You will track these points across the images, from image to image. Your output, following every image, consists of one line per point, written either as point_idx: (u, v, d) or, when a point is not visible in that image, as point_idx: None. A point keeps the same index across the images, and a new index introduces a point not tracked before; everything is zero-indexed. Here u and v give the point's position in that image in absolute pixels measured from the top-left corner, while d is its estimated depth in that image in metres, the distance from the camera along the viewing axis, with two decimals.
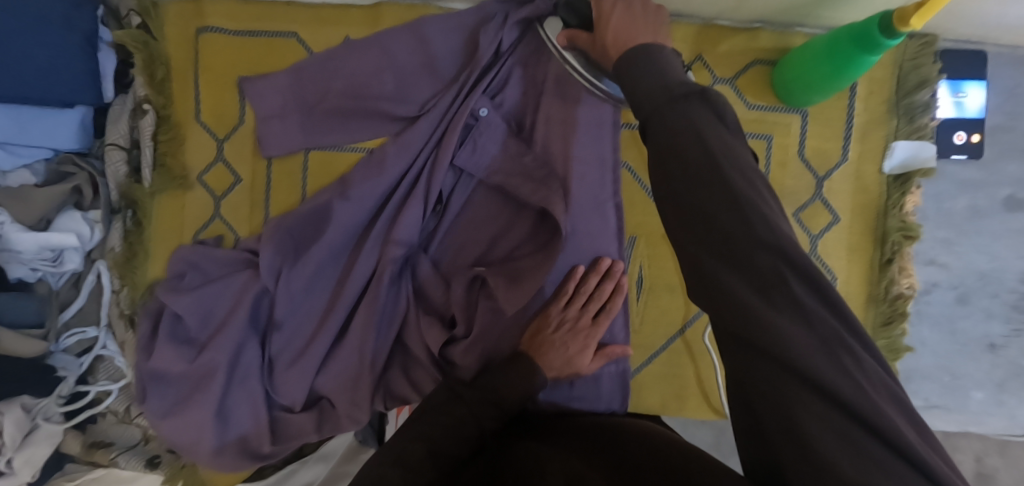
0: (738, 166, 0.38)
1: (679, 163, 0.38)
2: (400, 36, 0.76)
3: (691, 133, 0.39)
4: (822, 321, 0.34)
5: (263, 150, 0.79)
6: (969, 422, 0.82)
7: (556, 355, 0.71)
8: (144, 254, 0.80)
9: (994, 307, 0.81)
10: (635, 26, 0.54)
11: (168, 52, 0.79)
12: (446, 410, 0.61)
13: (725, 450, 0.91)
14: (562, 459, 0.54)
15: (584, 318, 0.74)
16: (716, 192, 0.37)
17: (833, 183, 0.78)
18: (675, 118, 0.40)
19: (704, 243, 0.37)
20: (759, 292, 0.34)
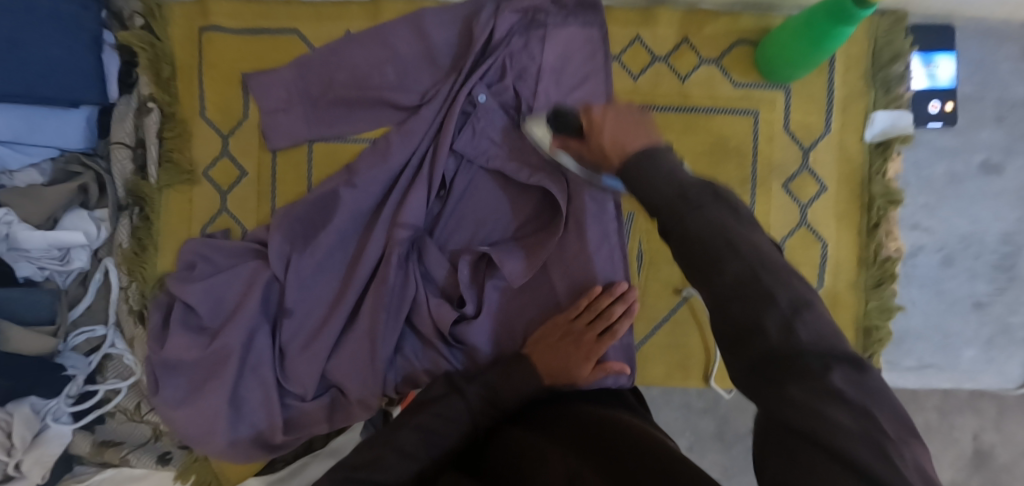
0: (776, 273, 0.39)
1: (710, 261, 0.41)
2: (400, 29, 0.80)
3: (721, 236, 0.41)
4: (861, 403, 0.33)
5: (269, 142, 0.82)
6: (963, 379, 0.85)
7: (553, 355, 0.68)
8: (151, 248, 0.81)
9: (977, 267, 0.85)
10: (628, 129, 0.54)
11: (172, 51, 0.81)
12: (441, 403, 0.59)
13: (729, 438, 0.92)
14: (562, 449, 0.51)
15: (590, 335, 0.71)
16: (751, 287, 0.39)
17: (819, 153, 0.82)
18: (692, 215, 0.43)
19: (740, 330, 0.38)
20: (795, 375, 0.35)
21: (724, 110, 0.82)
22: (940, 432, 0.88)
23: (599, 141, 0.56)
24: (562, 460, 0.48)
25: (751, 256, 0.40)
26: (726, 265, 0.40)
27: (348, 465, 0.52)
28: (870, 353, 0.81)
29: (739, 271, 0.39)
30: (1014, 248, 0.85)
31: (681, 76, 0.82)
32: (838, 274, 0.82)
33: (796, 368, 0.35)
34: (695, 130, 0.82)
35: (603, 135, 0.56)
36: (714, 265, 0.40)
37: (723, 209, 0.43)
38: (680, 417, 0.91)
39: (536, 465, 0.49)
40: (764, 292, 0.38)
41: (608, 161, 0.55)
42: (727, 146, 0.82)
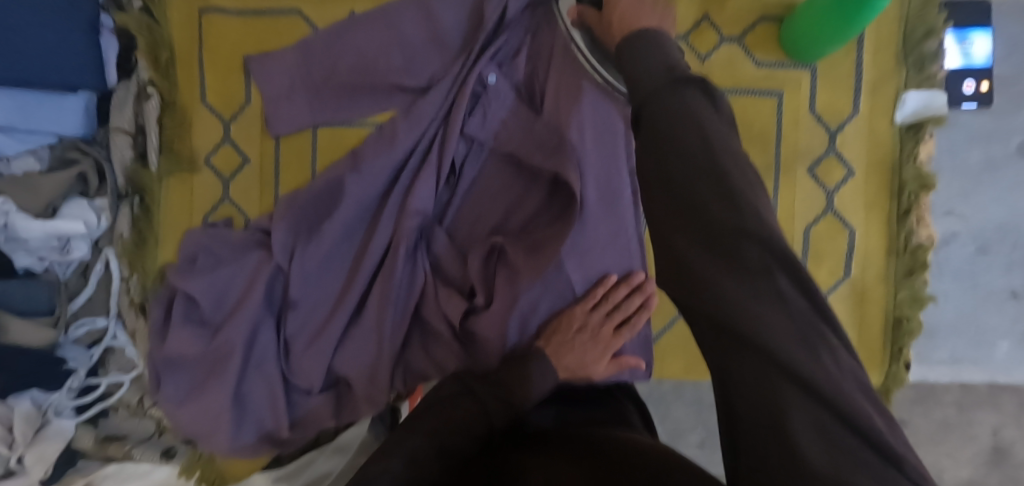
0: (732, 158, 0.35)
1: (674, 148, 0.36)
2: (407, 9, 0.76)
3: (682, 125, 0.36)
4: (803, 311, 0.32)
5: (271, 129, 0.79)
6: (997, 373, 0.82)
7: (576, 350, 0.69)
8: (152, 240, 0.78)
9: (1015, 256, 0.81)
10: (643, 5, 0.53)
11: (170, 34, 0.78)
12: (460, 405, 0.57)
13: None
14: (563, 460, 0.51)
15: (609, 325, 0.72)
16: (704, 178, 0.35)
17: (847, 136, 0.78)
18: (659, 109, 0.38)
19: (693, 226, 0.34)
20: (744, 278, 0.32)
21: (747, 91, 0.78)
22: (959, 427, 0.82)
23: (610, 16, 0.56)
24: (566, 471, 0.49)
25: (714, 146, 0.35)
26: (686, 155, 0.36)
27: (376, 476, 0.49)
28: (900, 347, 0.77)
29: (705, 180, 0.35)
30: None
31: (701, 55, 0.78)
32: (866, 264, 0.78)
33: (747, 273, 0.32)
34: None
35: (616, 10, 0.55)
36: (679, 168, 0.36)
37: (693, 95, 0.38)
38: (692, 412, 0.89)
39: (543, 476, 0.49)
40: (727, 192, 0.34)
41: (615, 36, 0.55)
42: (751, 130, 0.78)
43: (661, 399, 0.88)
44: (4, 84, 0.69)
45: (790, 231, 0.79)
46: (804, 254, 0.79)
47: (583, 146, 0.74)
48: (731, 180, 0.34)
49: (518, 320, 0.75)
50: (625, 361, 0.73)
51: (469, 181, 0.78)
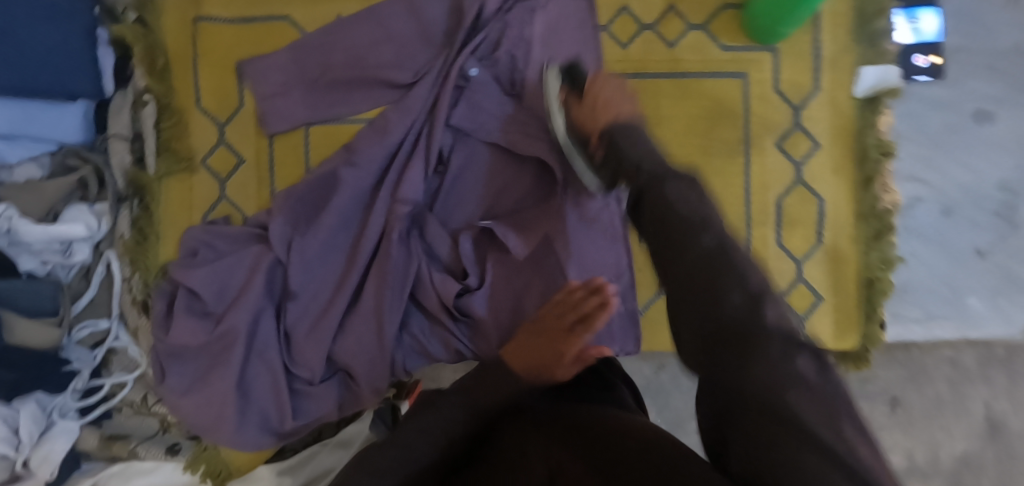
0: (742, 267, 0.47)
1: (675, 233, 0.51)
2: (392, 9, 0.81)
3: (684, 209, 0.52)
4: (819, 383, 0.38)
5: (266, 128, 0.82)
6: (970, 329, 0.85)
7: (524, 349, 0.61)
8: (154, 237, 0.82)
9: (977, 216, 0.85)
10: (616, 95, 0.72)
11: (166, 42, 0.82)
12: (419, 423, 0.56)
13: None
14: (543, 441, 0.48)
15: (560, 328, 0.62)
16: (727, 274, 0.46)
17: (811, 111, 0.83)
18: (659, 197, 0.54)
19: (716, 305, 0.45)
20: (752, 342, 0.41)
21: (715, 73, 0.83)
22: (953, 403, 0.86)
23: (593, 97, 0.73)
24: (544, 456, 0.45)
25: (710, 228, 0.50)
26: (698, 235, 0.49)
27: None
28: (874, 306, 0.81)
29: (708, 243, 0.49)
30: (1012, 195, 0.85)
31: (670, 41, 0.83)
32: (838, 230, 0.82)
33: (756, 342, 0.41)
34: (687, 95, 0.83)
35: (598, 91, 0.73)
36: (687, 242, 0.49)
37: (682, 187, 0.54)
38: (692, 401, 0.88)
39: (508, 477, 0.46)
40: (723, 258, 0.47)
41: (591, 116, 0.72)
42: (721, 108, 0.83)
43: (660, 389, 0.88)
44: (8, 93, 0.70)
45: (764, 202, 0.83)
46: (778, 223, 0.83)
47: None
48: (721, 253, 0.48)
49: (510, 301, 0.78)
50: (588, 359, 0.61)
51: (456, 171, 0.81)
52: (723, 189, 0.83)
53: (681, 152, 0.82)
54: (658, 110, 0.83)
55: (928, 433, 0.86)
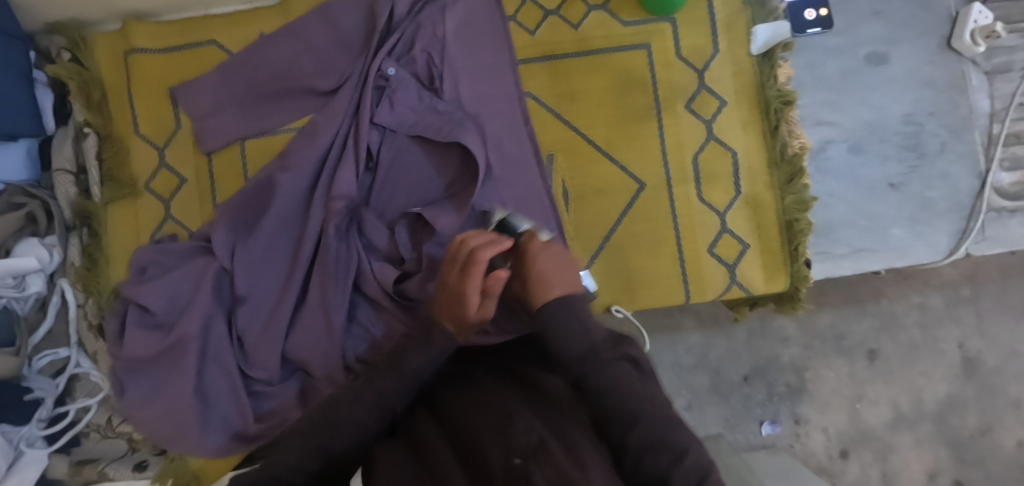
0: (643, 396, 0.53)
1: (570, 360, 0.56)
2: (310, 22, 0.86)
3: (626, 390, 0.53)
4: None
5: (203, 145, 0.86)
6: (896, 257, 0.89)
7: (444, 304, 0.61)
8: (104, 261, 0.84)
9: (885, 150, 0.90)
10: (554, 272, 0.64)
11: (101, 77, 0.87)
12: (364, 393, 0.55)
13: (725, 391, 1.08)
14: (521, 412, 0.49)
15: (454, 271, 0.62)
16: (629, 403, 0.52)
17: (713, 72, 0.88)
18: (602, 380, 0.53)
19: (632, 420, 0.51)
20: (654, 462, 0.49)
21: (619, 47, 0.88)
22: (926, 346, 1.10)
23: (528, 266, 0.65)
24: (525, 428, 0.46)
25: (644, 421, 0.51)
26: (632, 424, 0.51)
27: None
28: (796, 245, 0.86)
29: (639, 439, 0.50)
30: (915, 127, 0.90)
31: (574, 23, 0.88)
32: (753, 179, 0.87)
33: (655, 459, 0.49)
34: (596, 70, 0.88)
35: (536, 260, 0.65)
36: (630, 423, 0.51)
37: (624, 365, 0.56)
38: (676, 377, 1.07)
39: (467, 437, 0.47)
40: (668, 455, 0.49)
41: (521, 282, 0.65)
42: (629, 79, 0.88)
43: None
44: None
45: (681, 162, 0.87)
46: (697, 180, 0.87)
47: (481, 121, 0.85)
48: (659, 435, 0.50)
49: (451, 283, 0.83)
50: (494, 290, 0.59)
51: (385, 167, 0.85)
52: (641, 153, 0.87)
53: (596, 122, 0.87)
54: (572, 87, 0.88)
55: (907, 379, 1.10)
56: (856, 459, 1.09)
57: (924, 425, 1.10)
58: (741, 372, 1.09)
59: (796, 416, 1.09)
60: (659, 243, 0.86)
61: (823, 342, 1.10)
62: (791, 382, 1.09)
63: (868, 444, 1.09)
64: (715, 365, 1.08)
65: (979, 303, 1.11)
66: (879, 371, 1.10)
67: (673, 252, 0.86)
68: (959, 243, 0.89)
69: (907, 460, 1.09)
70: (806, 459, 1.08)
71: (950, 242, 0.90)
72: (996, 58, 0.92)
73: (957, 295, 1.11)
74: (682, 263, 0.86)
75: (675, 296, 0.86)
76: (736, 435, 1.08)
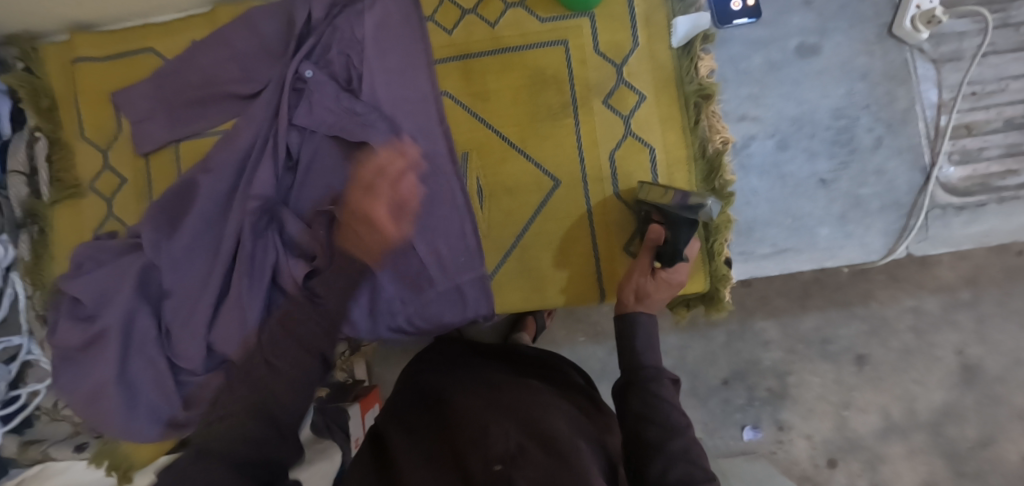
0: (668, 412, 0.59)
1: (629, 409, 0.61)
2: (234, 28, 0.89)
3: (661, 418, 0.58)
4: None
5: (139, 148, 0.91)
6: (825, 258, 0.86)
7: (365, 200, 0.76)
8: (48, 257, 0.91)
9: (815, 145, 0.86)
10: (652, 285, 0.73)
11: (51, 85, 0.93)
12: (291, 345, 0.57)
13: (702, 395, 1.07)
14: (497, 421, 0.54)
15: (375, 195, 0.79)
16: (648, 425, 0.58)
17: (631, 67, 0.86)
18: (647, 399, 0.61)
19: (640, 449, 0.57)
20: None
21: (535, 44, 0.87)
22: (920, 351, 1.04)
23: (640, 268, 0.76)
24: (502, 435, 0.51)
25: (684, 438, 0.57)
26: (647, 425, 0.58)
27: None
28: (712, 243, 0.83)
29: (656, 434, 0.57)
30: (847, 121, 0.86)
31: (491, 22, 0.89)
32: (672, 175, 0.85)
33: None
34: (512, 69, 0.88)
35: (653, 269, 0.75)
36: (655, 450, 0.56)
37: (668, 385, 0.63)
38: None
39: (455, 450, 0.52)
40: (693, 472, 0.54)
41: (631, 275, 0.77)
42: (543, 77, 0.87)
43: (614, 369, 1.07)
44: None
45: (597, 160, 0.86)
46: (613, 178, 0.86)
47: (392, 122, 0.85)
48: (687, 456, 0.56)
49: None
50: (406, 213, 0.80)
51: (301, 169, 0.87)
52: (555, 151, 0.87)
53: (510, 121, 0.87)
54: (485, 86, 0.88)
55: (901, 387, 1.04)
56: (843, 467, 1.05)
57: (917, 434, 1.04)
58: (720, 376, 1.06)
59: (778, 422, 1.06)
60: (572, 242, 0.86)
61: (807, 346, 1.05)
62: (773, 387, 1.06)
63: (857, 453, 1.05)
64: (691, 368, 1.07)
65: (980, 307, 1.04)
66: (869, 377, 1.04)
67: (587, 252, 0.86)
68: (896, 242, 0.85)
69: (899, 470, 1.04)
70: (788, 468, 1.05)
71: (886, 242, 0.86)
72: (945, 44, 0.87)
73: (956, 298, 1.04)
74: (596, 261, 0.86)
75: (589, 296, 0.86)
76: (714, 440, 1.06)
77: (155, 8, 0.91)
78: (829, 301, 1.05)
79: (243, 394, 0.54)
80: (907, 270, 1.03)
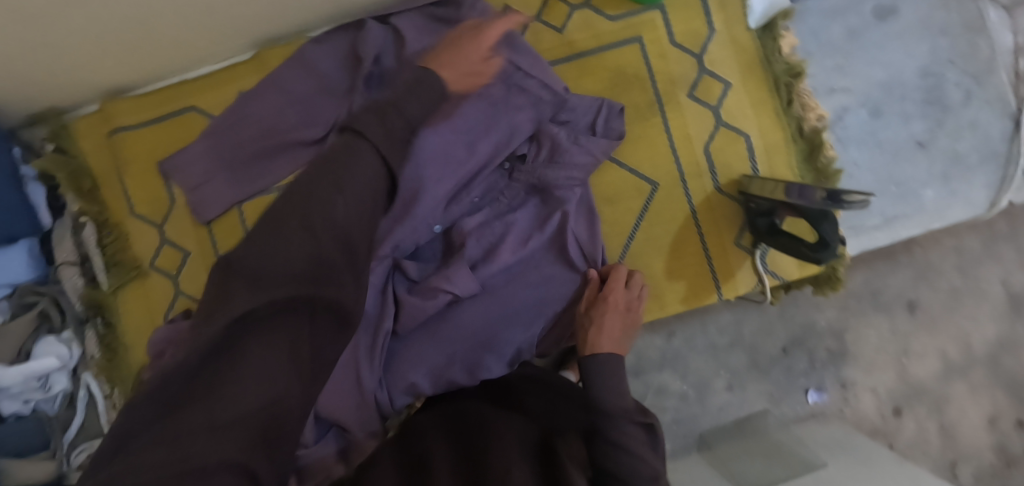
0: None
1: None
2: (287, 72, 0.81)
3: None
4: None
5: (201, 216, 0.84)
6: (934, 220, 0.84)
7: (471, 51, 0.63)
8: (123, 348, 0.84)
9: (907, 108, 0.84)
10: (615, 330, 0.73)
11: (89, 163, 0.85)
12: (353, 175, 0.42)
13: (764, 366, 1.04)
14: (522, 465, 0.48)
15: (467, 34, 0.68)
16: None
17: (713, 54, 0.83)
18: None
19: None
20: None
21: (610, 45, 0.83)
22: (968, 289, 1.03)
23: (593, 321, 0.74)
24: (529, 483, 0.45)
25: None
26: None
27: (226, 433, 0.34)
28: None
29: None
30: (935, 79, 0.84)
31: (559, 27, 0.84)
32: (772, 159, 0.82)
33: None
34: (591, 74, 0.83)
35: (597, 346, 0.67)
36: None
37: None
38: (709, 358, 1.05)
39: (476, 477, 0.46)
40: None
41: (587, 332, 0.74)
42: (626, 78, 0.83)
43: (676, 355, 1.04)
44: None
45: (693, 154, 0.83)
46: (712, 171, 0.82)
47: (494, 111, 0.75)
48: None
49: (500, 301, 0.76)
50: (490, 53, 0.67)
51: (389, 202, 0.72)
52: (650, 153, 0.83)
53: None
54: None
55: (953, 327, 1.03)
56: (910, 415, 1.03)
57: (977, 370, 1.03)
58: (778, 344, 1.04)
59: (841, 380, 1.04)
60: (681, 244, 0.83)
61: (858, 300, 1.04)
62: (832, 347, 1.04)
63: (920, 398, 1.03)
64: (750, 341, 1.04)
65: (1017, 238, 1.04)
66: (921, 322, 1.04)
67: (698, 251, 0.82)
68: (999, 193, 0.84)
69: (963, 408, 1.03)
70: (858, 422, 1.04)
71: (990, 194, 0.84)
72: None
73: (993, 233, 1.03)
74: (708, 259, 0.82)
75: (707, 294, 0.83)
76: (782, 409, 1.04)
77: (197, 61, 0.83)
78: (873, 254, 1.02)
79: (300, 214, 0.39)
80: None
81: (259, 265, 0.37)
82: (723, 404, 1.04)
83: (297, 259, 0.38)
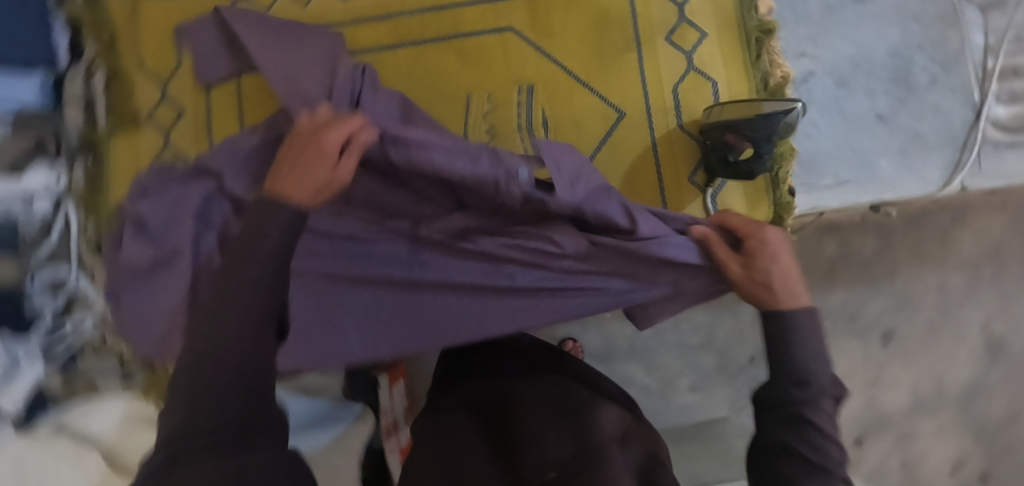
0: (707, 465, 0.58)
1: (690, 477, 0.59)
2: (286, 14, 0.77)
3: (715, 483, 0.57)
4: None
5: (201, 76, 0.89)
6: (886, 190, 0.88)
7: (310, 163, 0.48)
8: (105, 182, 0.91)
9: (873, 83, 0.88)
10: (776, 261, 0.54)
11: (110, 19, 0.93)
12: (251, 274, 0.43)
13: (732, 372, 1.09)
14: (549, 425, 0.62)
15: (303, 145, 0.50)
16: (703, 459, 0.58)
17: (693, 5, 0.88)
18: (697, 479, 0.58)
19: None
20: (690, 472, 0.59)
21: None
22: (946, 327, 1.05)
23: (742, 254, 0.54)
24: (554, 444, 0.60)
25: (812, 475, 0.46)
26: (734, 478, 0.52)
27: None
28: (778, 171, 0.84)
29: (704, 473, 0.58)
30: (903, 60, 0.89)
31: None
32: None
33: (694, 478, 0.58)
34: (578, 6, 0.89)
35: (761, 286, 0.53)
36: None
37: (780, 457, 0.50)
38: (678, 356, 1.09)
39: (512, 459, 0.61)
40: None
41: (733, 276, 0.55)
42: (610, 15, 0.89)
43: (644, 347, 1.09)
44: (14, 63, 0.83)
45: (661, 92, 0.88)
46: (677, 109, 0.87)
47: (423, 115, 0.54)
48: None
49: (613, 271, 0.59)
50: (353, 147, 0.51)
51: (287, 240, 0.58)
52: (621, 85, 0.88)
53: (577, 56, 0.89)
54: (551, 23, 0.90)
55: (928, 364, 1.05)
56: (873, 445, 1.06)
57: (947, 410, 1.05)
58: (749, 353, 1.09)
59: None
60: (638, 172, 0.87)
61: (834, 321, 1.05)
62: None
63: (885, 429, 1.05)
64: (721, 344, 1.08)
65: (1002, 283, 1.05)
66: (896, 353, 1.05)
67: (653, 180, 0.87)
68: (953, 174, 0.88)
69: (929, 448, 1.05)
70: None
71: (944, 174, 0.88)
72: None
73: (979, 275, 1.05)
74: (659, 188, 0.87)
75: None
76: (745, 418, 1.09)
77: None
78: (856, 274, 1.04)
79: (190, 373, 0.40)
80: (931, 246, 1.04)
81: (173, 424, 0.39)
82: (686, 404, 1.09)
83: (202, 405, 0.39)
